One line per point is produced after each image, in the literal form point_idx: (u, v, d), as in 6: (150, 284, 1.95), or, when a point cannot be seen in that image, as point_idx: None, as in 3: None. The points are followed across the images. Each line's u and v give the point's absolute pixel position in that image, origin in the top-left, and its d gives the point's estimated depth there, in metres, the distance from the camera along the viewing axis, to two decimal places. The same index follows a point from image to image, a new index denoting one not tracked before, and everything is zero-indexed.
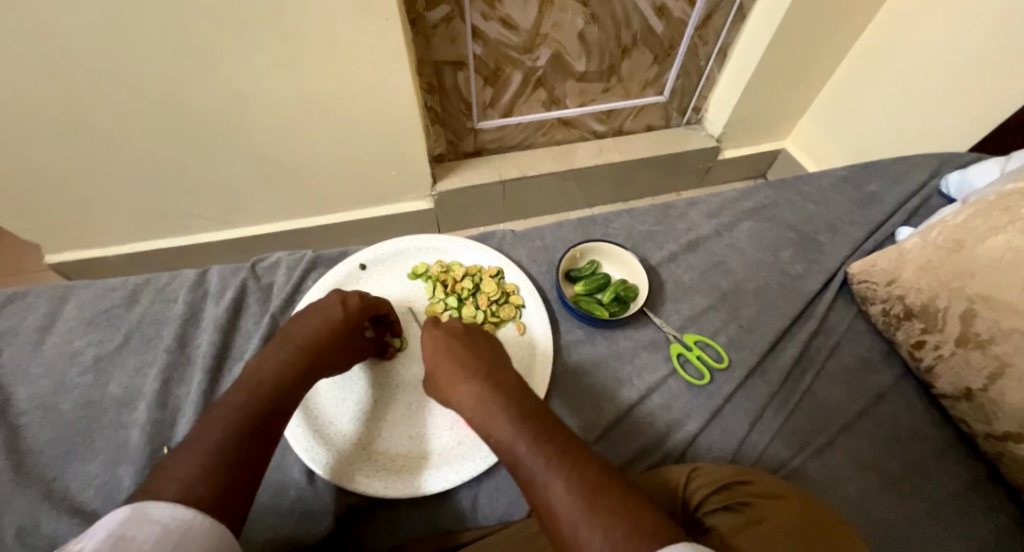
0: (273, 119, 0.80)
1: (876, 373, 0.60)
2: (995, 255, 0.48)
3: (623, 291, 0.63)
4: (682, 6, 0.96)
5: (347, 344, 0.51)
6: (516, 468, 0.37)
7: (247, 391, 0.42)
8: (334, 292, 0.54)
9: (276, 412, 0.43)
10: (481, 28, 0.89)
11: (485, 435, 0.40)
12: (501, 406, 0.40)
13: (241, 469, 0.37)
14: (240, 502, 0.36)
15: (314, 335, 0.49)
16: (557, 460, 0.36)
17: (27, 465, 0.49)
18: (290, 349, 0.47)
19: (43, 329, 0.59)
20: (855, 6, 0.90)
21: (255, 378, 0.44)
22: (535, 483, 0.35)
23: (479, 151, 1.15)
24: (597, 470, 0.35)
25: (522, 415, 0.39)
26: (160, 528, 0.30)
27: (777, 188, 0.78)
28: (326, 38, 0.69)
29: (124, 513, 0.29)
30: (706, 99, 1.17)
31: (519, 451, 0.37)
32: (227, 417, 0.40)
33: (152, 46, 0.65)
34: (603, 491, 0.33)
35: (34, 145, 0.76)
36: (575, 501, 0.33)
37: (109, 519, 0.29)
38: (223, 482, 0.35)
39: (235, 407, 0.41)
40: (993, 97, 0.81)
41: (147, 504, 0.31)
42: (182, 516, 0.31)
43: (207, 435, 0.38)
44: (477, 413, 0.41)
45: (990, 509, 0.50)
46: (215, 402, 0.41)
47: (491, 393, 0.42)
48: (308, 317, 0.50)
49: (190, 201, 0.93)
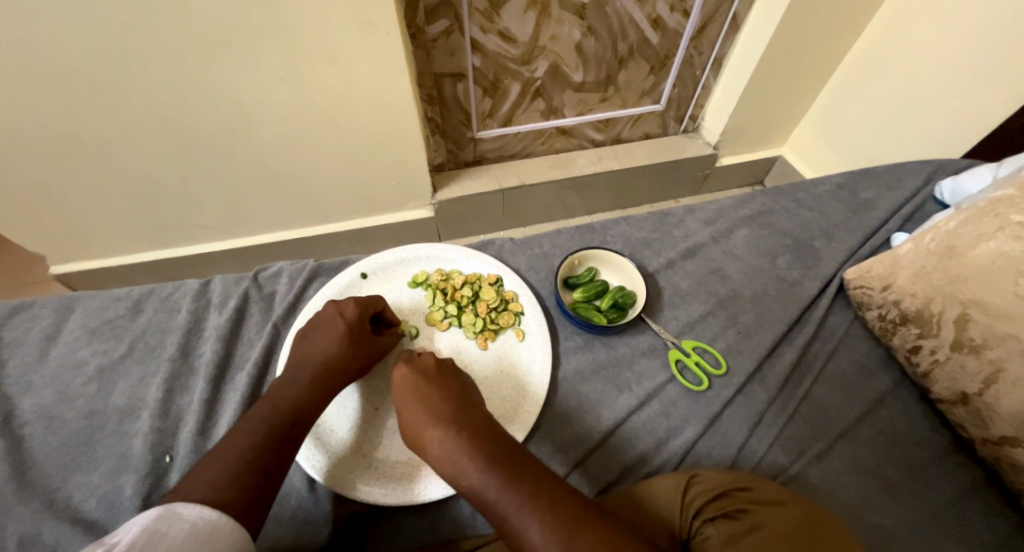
0: (275, 131, 0.81)
1: (874, 379, 0.60)
2: (986, 260, 0.48)
3: (621, 297, 0.63)
4: (676, 17, 0.97)
5: (361, 351, 0.52)
6: (489, 513, 0.37)
7: (270, 405, 0.45)
8: (330, 305, 0.55)
9: (298, 424, 0.45)
10: (479, 41, 0.91)
11: (454, 482, 0.40)
12: (465, 451, 0.39)
13: (264, 475, 0.39)
14: (261, 506, 0.38)
15: (324, 349, 0.50)
16: (528, 505, 0.36)
17: (30, 475, 0.50)
18: (307, 366, 0.49)
19: (48, 339, 0.60)
20: (847, 16, 0.92)
21: (278, 393, 0.47)
22: (510, 528, 0.36)
23: (478, 160, 1.16)
24: (569, 507, 0.36)
25: (489, 459, 0.39)
26: (188, 527, 0.32)
27: (773, 195, 0.79)
28: (327, 53, 0.71)
29: (157, 512, 0.32)
30: (702, 108, 1.19)
31: (490, 497, 0.37)
32: (252, 428, 0.42)
33: (158, 61, 0.67)
34: (576, 532, 0.34)
35: (40, 157, 0.78)
36: (551, 547, 0.33)
37: (142, 517, 0.31)
38: (245, 489, 0.37)
39: (259, 419, 0.43)
40: (986, 104, 0.82)
41: (178, 505, 0.33)
42: (207, 516, 0.33)
43: (233, 446, 0.40)
44: (444, 460, 0.40)
45: (989, 514, 0.50)
46: (244, 415, 0.44)
47: (454, 438, 0.40)
48: (314, 335, 0.52)
49: (194, 212, 0.94)
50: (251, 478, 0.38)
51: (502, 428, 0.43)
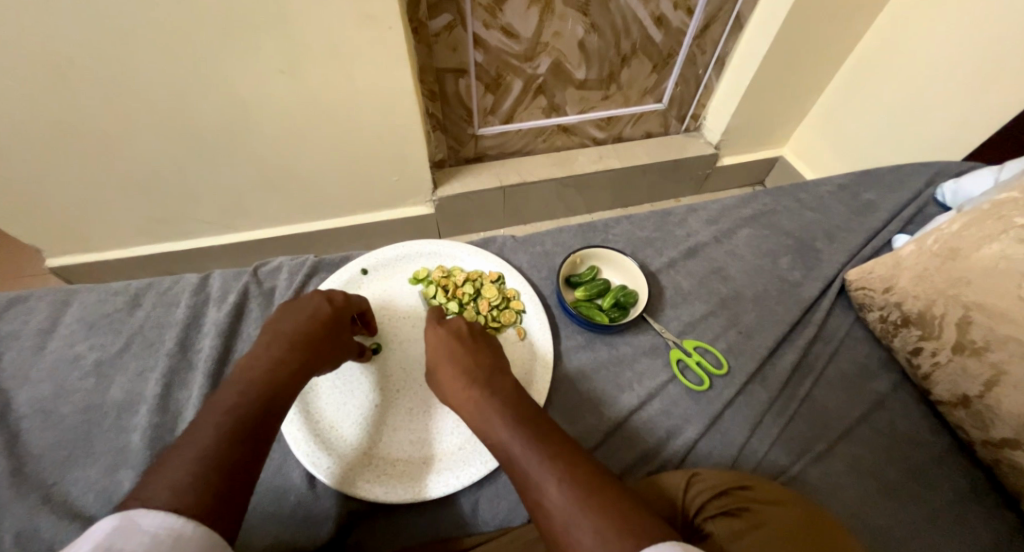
0: (275, 125, 0.81)
1: (874, 380, 0.60)
2: (989, 263, 0.48)
3: (623, 296, 0.63)
4: (680, 15, 0.97)
5: (335, 338, 0.51)
6: (512, 470, 0.37)
7: (237, 392, 0.41)
8: (315, 290, 0.54)
9: (268, 416, 0.41)
10: (482, 36, 0.90)
11: (484, 439, 0.40)
12: (495, 408, 0.41)
13: (236, 471, 0.35)
14: (236, 505, 0.34)
15: (303, 330, 0.48)
16: (551, 463, 0.36)
17: (27, 470, 0.49)
18: (279, 344, 0.46)
19: (45, 332, 0.60)
20: (851, 17, 0.92)
21: (244, 377, 0.42)
22: (529, 485, 0.36)
23: (479, 157, 1.15)
24: (588, 471, 0.36)
25: (519, 418, 0.40)
26: (147, 540, 0.28)
27: (775, 196, 0.79)
28: (330, 46, 0.70)
29: (113, 524, 0.28)
30: (704, 107, 1.19)
31: (516, 452, 0.38)
32: (215, 420, 0.38)
33: (156, 52, 0.66)
34: (594, 493, 0.33)
35: (36, 148, 0.76)
36: (568, 506, 0.33)
37: (95, 532, 0.28)
38: (214, 487, 0.33)
39: (223, 409, 0.39)
40: (987, 107, 0.82)
41: (137, 516, 0.29)
42: (171, 526, 0.29)
43: (195, 440, 0.36)
44: (475, 417, 0.42)
45: (987, 516, 0.50)
46: (206, 404, 0.40)
47: (487, 397, 0.42)
48: (292, 312, 0.50)
49: (192, 206, 0.93)
50: (223, 473, 0.34)
51: (530, 397, 0.44)
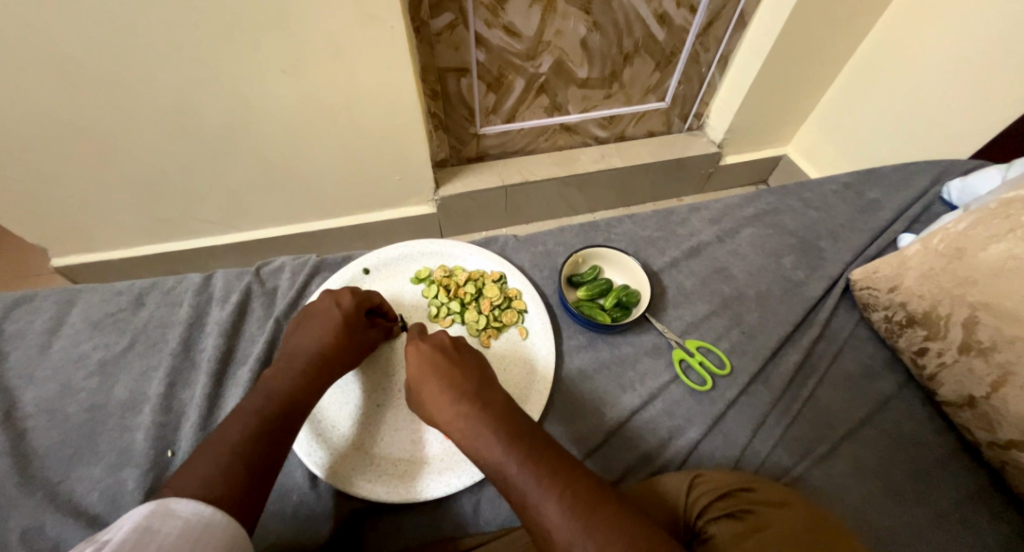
0: (277, 125, 0.81)
1: (878, 381, 0.60)
2: (996, 263, 0.48)
3: (625, 296, 0.63)
4: (683, 13, 0.96)
5: (354, 343, 0.52)
6: (508, 490, 0.38)
7: (264, 396, 0.44)
8: (325, 294, 0.55)
9: (291, 418, 0.44)
10: (483, 35, 0.90)
11: (476, 458, 0.40)
12: (487, 426, 0.40)
13: (259, 469, 0.39)
14: (256, 501, 0.37)
15: (319, 340, 0.50)
16: (548, 480, 0.36)
17: (32, 469, 0.50)
18: (301, 356, 0.49)
19: (50, 331, 0.60)
20: (856, 14, 0.91)
21: (271, 385, 0.46)
22: (527, 504, 0.36)
23: (481, 156, 1.15)
24: (587, 486, 0.36)
25: (512, 435, 0.40)
26: (181, 523, 0.31)
27: (778, 195, 0.78)
28: (331, 46, 0.70)
29: (149, 508, 0.31)
30: (707, 105, 1.18)
31: (511, 472, 0.38)
32: (245, 420, 0.42)
33: (159, 53, 0.66)
34: (593, 509, 0.34)
35: (40, 148, 0.77)
36: (569, 524, 0.33)
37: (133, 515, 0.30)
38: (239, 483, 0.37)
39: (251, 412, 0.43)
40: (994, 104, 0.81)
41: (172, 502, 0.33)
42: (200, 512, 0.33)
43: (223, 439, 0.39)
44: (466, 435, 0.41)
45: (993, 518, 0.50)
46: (235, 407, 0.44)
47: (477, 415, 0.41)
48: (309, 323, 0.52)
49: (195, 206, 0.94)
50: (246, 473, 0.38)
51: (520, 409, 0.43)
